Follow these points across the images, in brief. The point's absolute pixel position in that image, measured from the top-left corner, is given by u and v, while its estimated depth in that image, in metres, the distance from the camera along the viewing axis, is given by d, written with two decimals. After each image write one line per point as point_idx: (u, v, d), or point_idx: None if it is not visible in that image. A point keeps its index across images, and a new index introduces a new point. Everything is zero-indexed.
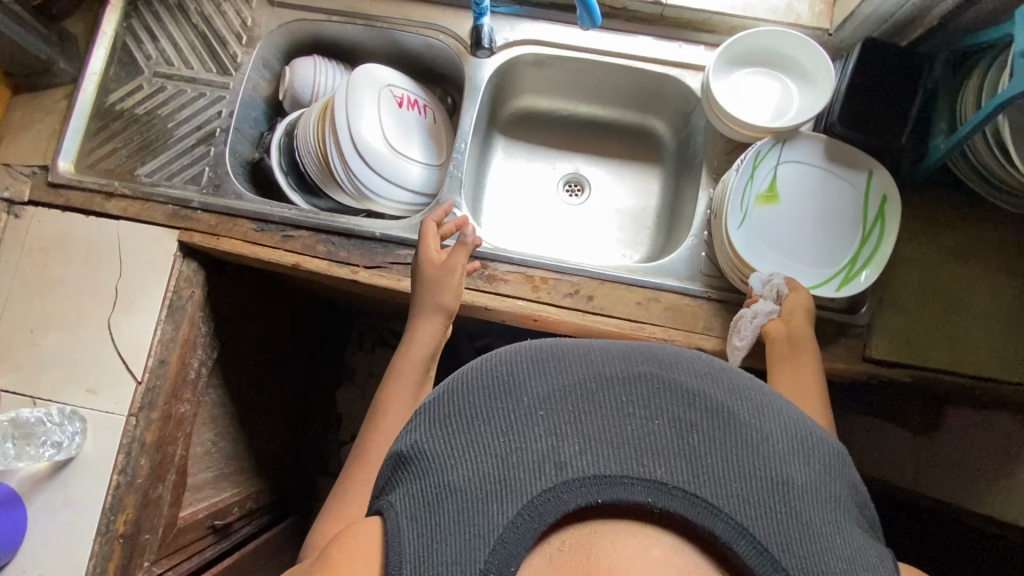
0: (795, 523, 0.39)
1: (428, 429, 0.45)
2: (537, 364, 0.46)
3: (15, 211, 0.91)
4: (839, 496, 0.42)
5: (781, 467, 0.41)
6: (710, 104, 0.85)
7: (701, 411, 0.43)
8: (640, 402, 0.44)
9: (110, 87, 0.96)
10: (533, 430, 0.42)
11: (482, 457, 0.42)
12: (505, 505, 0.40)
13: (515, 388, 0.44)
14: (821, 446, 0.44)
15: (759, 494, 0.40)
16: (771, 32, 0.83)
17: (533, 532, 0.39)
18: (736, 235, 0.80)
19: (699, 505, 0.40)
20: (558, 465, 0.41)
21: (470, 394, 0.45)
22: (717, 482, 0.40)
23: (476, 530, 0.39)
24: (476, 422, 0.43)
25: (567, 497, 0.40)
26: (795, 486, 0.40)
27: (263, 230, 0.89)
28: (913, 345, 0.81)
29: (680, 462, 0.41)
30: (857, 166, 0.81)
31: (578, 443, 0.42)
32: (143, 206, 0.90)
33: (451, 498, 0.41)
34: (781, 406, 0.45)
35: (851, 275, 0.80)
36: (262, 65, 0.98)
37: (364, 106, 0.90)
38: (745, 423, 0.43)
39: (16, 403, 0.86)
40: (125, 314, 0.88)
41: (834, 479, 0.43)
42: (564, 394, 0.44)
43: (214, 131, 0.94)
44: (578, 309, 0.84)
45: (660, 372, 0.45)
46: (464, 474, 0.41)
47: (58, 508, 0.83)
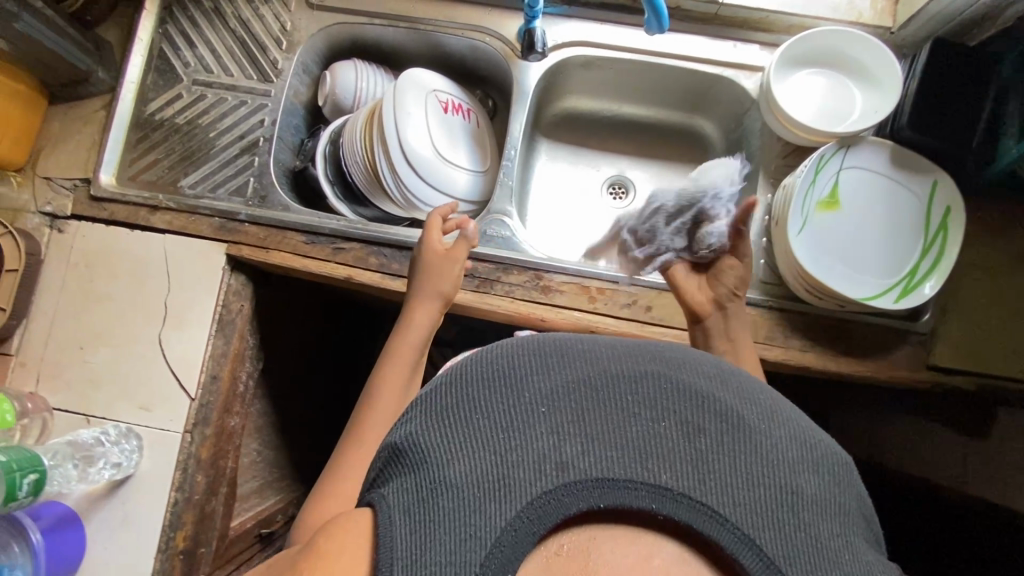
0: (808, 540, 0.36)
1: (420, 418, 0.41)
2: (537, 355, 0.42)
3: (58, 225, 0.89)
4: (849, 510, 0.39)
5: (793, 477, 0.38)
6: (770, 108, 0.83)
7: (711, 414, 0.39)
8: (647, 400, 0.40)
9: (149, 96, 0.93)
10: (533, 427, 0.38)
11: (479, 452, 0.37)
12: (502, 505, 0.35)
13: (515, 379, 0.40)
14: (831, 456, 0.41)
15: (773, 506, 0.36)
16: (835, 33, 0.81)
17: (532, 537, 0.35)
18: (797, 242, 0.78)
19: (706, 514, 0.36)
20: (559, 465, 0.36)
21: (466, 383, 0.41)
22: (729, 491, 0.36)
23: (470, 531, 0.34)
24: (471, 415, 0.39)
25: (569, 501, 0.35)
26: (807, 499, 0.37)
27: (313, 243, 0.87)
28: (977, 353, 0.80)
29: (689, 468, 0.37)
30: (921, 174, 0.78)
31: (581, 442, 0.37)
32: (189, 219, 0.89)
33: (441, 493, 0.36)
34: (791, 415, 0.42)
35: (911, 287, 0.77)
36: (302, 70, 0.96)
37: (411, 112, 0.88)
38: (757, 429, 0.39)
39: (70, 421, 0.85)
40: (176, 330, 0.86)
41: (844, 490, 0.40)
42: (567, 387, 0.40)
43: (257, 140, 0.92)
44: (637, 320, 0.83)
45: (668, 371, 0.41)
46: (456, 469, 0.36)
47: (118, 525, 0.82)
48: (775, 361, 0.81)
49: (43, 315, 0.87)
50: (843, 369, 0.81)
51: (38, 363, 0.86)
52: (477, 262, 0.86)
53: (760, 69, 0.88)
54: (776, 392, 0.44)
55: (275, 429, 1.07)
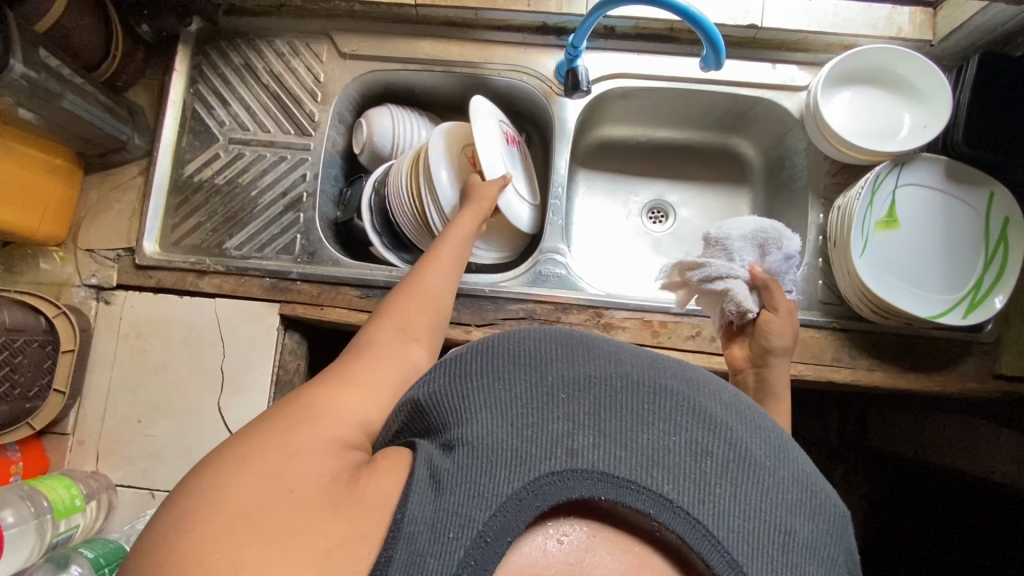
0: (785, 571, 0.38)
1: (448, 383, 0.45)
2: (566, 353, 0.46)
3: (104, 297, 0.88)
4: (837, 562, 0.40)
5: (787, 518, 0.39)
6: (820, 130, 0.83)
7: (721, 441, 0.41)
8: (663, 413, 0.42)
9: (185, 158, 0.92)
10: (552, 412, 0.41)
11: (500, 423, 0.41)
12: (512, 475, 0.38)
13: (544, 370, 0.44)
14: (830, 509, 0.42)
15: (760, 536, 0.38)
16: (878, 51, 0.82)
17: (534, 509, 0.37)
18: (860, 265, 0.78)
19: (698, 529, 0.37)
20: (569, 451, 0.39)
21: (500, 365, 0.45)
22: (720, 511, 0.38)
23: (480, 490, 0.37)
24: (499, 396, 0.42)
25: (572, 484, 0.38)
26: (797, 540, 0.39)
27: (368, 297, 0.86)
28: None
29: (689, 483, 0.39)
30: (976, 187, 0.79)
31: (593, 435, 0.40)
32: (238, 281, 0.87)
33: (462, 454, 0.39)
34: (797, 458, 0.44)
35: (978, 300, 0.77)
36: (338, 120, 0.95)
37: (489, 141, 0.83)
38: (761, 464, 0.41)
39: (134, 498, 0.83)
40: (235, 396, 0.85)
41: (836, 544, 0.41)
42: (589, 387, 0.43)
43: (300, 196, 0.91)
44: (702, 351, 0.83)
45: (688, 390, 0.44)
46: (480, 432, 0.40)
47: None
48: (844, 382, 0.81)
49: (98, 390, 0.86)
50: (913, 386, 0.81)
51: (96, 440, 0.85)
52: (535, 304, 0.85)
53: (802, 90, 0.88)
54: (795, 442, 0.46)
55: None
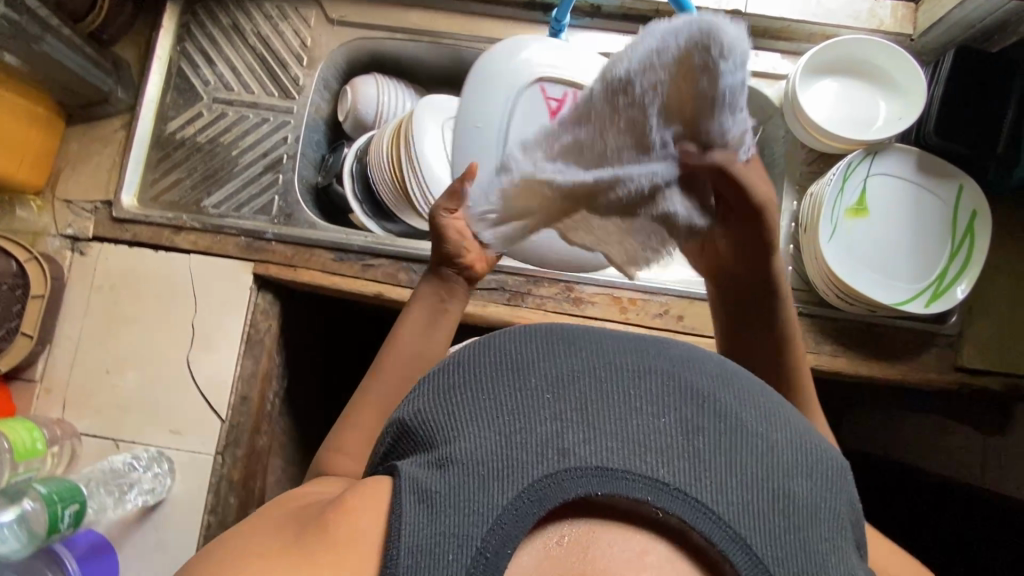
0: (790, 537, 0.37)
1: (432, 398, 0.44)
2: (547, 350, 0.45)
3: (79, 248, 0.88)
4: (837, 515, 0.40)
5: (784, 479, 0.39)
6: (796, 117, 0.84)
7: (709, 415, 0.41)
8: (648, 397, 0.42)
9: (168, 116, 0.93)
10: (538, 413, 0.40)
11: (486, 431, 0.40)
12: (506, 484, 0.37)
13: (526, 371, 0.43)
14: (825, 461, 0.42)
15: (761, 504, 0.38)
16: (855, 41, 0.83)
17: (532, 516, 0.36)
18: (828, 250, 0.78)
19: (699, 509, 0.37)
20: (561, 450, 0.38)
21: (481, 370, 0.44)
22: (720, 487, 0.38)
23: (477, 504, 0.37)
24: (484, 405, 0.41)
25: (569, 484, 0.37)
26: (796, 502, 0.39)
27: (342, 260, 0.87)
28: (1002, 353, 0.81)
29: (684, 463, 0.39)
30: (947, 179, 0.79)
31: (583, 431, 0.39)
32: (213, 239, 0.87)
33: (454, 470, 0.38)
34: (785, 417, 0.44)
35: (942, 290, 0.78)
36: (323, 86, 0.96)
37: (481, 125, 0.71)
38: (752, 431, 0.41)
39: (97, 447, 0.83)
40: (204, 351, 0.85)
41: (835, 496, 0.41)
42: (574, 384, 0.42)
43: (280, 158, 0.91)
44: (670, 329, 0.84)
45: (670, 370, 0.43)
46: (469, 446, 0.39)
47: (150, 550, 0.81)
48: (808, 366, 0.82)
49: (68, 338, 0.86)
50: (875, 373, 0.82)
51: (64, 388, 0.85)
52: (508, 275, 0.86)
53: (782, 78, 0.89)
54: (778, 398, 0.46)
55: (299, 446, 1.05)
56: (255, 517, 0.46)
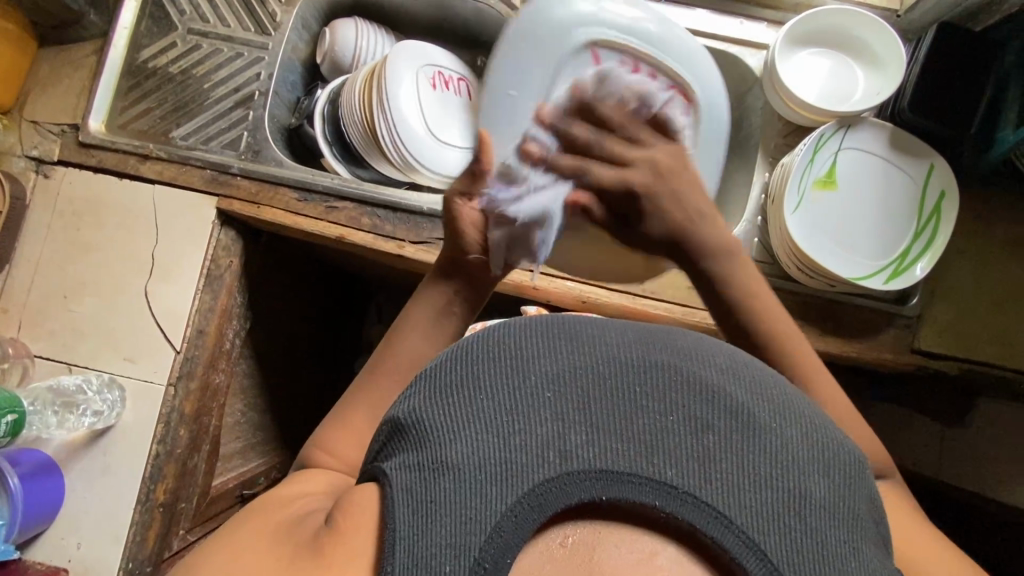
0: (806, 540, 0.35)
1: (425, 396, 0.41)
2: (549, 346, 0.42)
3: (43, 170, 0.87)
4: (857, 514, 0.38)
5: (798, 479, 0.37)
6: (773, 85, 0.83)
7: (719, 412, 0.39)
8: (654, 395, 0.39)
9: (142, 44, 0.91)
10: (538, 414, 0.38)
11: (484, 433, 0.37)
12: (505, 490, 0.35)
13: (526, 368, 0.40)
14: (842, 456, 0.40)
15: (773, 506, 0.36)
16: (838, 11, 0.82)
17: (534, 522, 0.34)
18: (792, 220, 0.78)
19: (708, 513, 0.35)
20: (563, 453, 0.36)
21: (480, 369, 0.41)
22: (733, 492, 0.36)
23: (475, 512, 0.35)
24: (481, 406, 0.39)
25: (571, 488, 0.35)
26: (812, 502, 0.36)
27: (305, 201, 0.86)
28: (961, 338, 0.81)
29: (692, 465, 0.36)
30: (918, 158, 0.79)
31: (586, 432, 0.37)
32: (179, 170, 0.87)
33: (447, 477, 0.36)
34: (800, 411, 0.41)
35: (902, 269, 0.78)
36: (301, 25, 0.94)
37: (516, 93, 0.68)
38: (765, 429, 0.38)
39: (50, 369, 0.83)
40: (163, 282, 0.85)
41: (855, 494, 0.39)
42: (577, 381, 0.40)
43: (252, 94, 0.90)
44: (630, 292, 0.84)
45: (679, 366, 0.41)
46: (465, 452, 0.37)
47: (95, 475, 0.81)
48: None
49: (27, 261, 0.86)
50: (831, 350, 0.81)
51: (21, 310, 0.85)
52: None
53: (764, 47, 0.88)
54: (789, 387, 0.44)
55: (261, 390, 1.05)
56: (244, 531, 0.44)
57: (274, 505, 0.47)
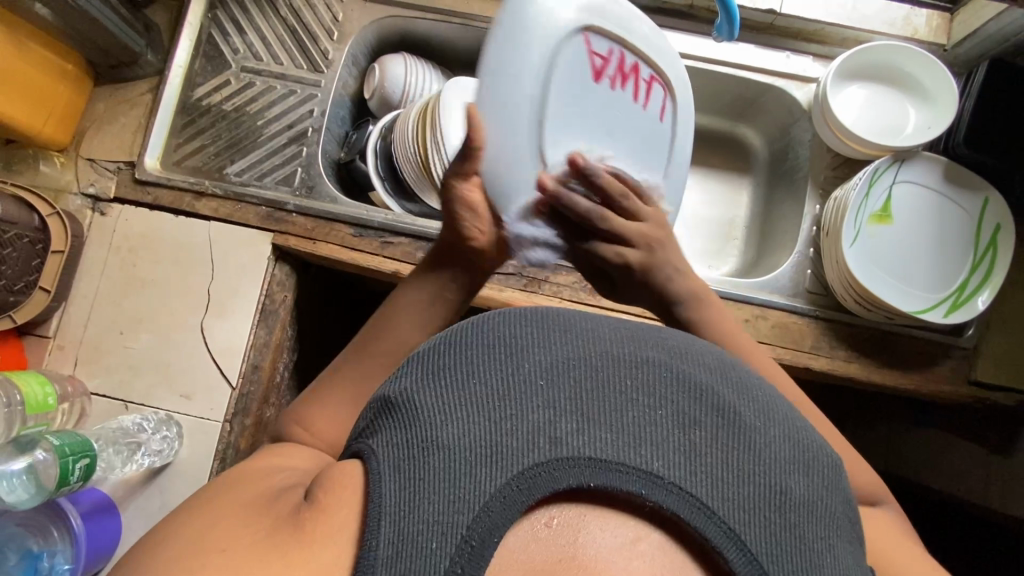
0: (785, 533, 0.37)
1: (417, 377, 0.42)
2: (542, 335, 0.43)
3: (100, 208, 0.88)
4: (835, 515, 0.40)
5: (781, 476, 0.39)
6: (825, 120, 0.83)
7: (707, 408, 0.40)
8: (646, 388, 0.41)
9: (196, 82, 0.93)
10: (530, 400, 0.39)
11: (474, 417, 0.38)
12: (493, 472, 0.36)
13: (519, 356, 0.41)
14: (823, 458, 0.42)
15: (756, 500, 0.37)
16: (891, 48, 0.82)
17: (521, 504, 0.36)
18: (849, 253, 0.78)
19: (692, 503, 0.37)
20: (553, 440, 0.37)
21: (472, 354, 0.42)
22: (716, 485, 0.37)
23: (461, 492, 0.35)
24: (472, 391, 0.40)
25: (559, 474, 0.36)
26: (792, 499, 0.38)
27: (361, 236, 0.86)
28: (1018, 369, 0.81)
29: (679, 457, 0.38)
30: (972, 192, 0.79)
31: (576, 421, 0.38)
32: (235, 207, 0.87)
33: (437, 456, 0.37)
34: (783, 411, 0.43)
35: (960, 301, 0.78)
36: (351, 62, 0.96)
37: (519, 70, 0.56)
38: (751, 426, 0.40)
39: (108, 407, 0.83)
40: (218, 318, 0.85)
41: (833, 494, 0.41)
42: (569, 370, 0.41)
43: (305, 130, 0.92)
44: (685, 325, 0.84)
45: (667, 361, 0.43)
46: (455, 433, 0.38)
47: (153, 513, 0.81)
48: (821, 370, 0.82)
49: (83, 297, 0.86)
50: (888, 381, 0.81)
51: (77, 346, 0.85)
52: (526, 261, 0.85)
53: (813, 81, 0.88)
54: (775, 391, 0.46)
55: None
56: (222, 502, 0.44)
57: (248, 482, 0.47)
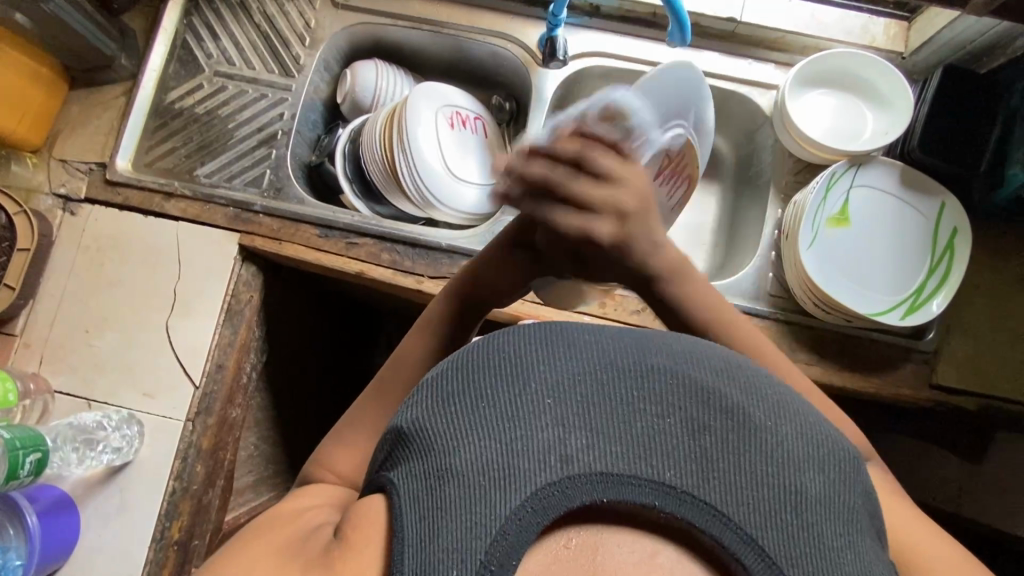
0: (803, 536, 0.37)
1: (426, 403, 0.42)
2: (547, 349, 0.43)
3: (70, 208, 0.89)
4: (854, 509, 0.39)
5: (794, 475, 0.39)
6: (784, 124, 0.84)
7: (715, 412, 0.40)
8: (652, 398, 0.41)
9: (170, 85, 0.95)
10: (538, 419, 0.39)
11: (485, 439, 0.39)
12: (507, 494, 0.37)
13: (525, 373, 0.42)
14: (837, 452, 0.41)
15: (769, 503, 0.38)
16: (846, 55, 0.84)
17: (537, 526, 0.36)
18: (807, 256, 0.79)
19: (705, 511, 0.37)
20: (564, 458, 0.38)
21: (478, 375, 0.42)
22: (730, 491, 0.38)
23: (477, 517, 0.36)
24: (482, 411, 0.40)
25: (572, 492, 0.37)
26: (808, 498, 0.38)
27: (326, 237, 0.87)
28: (979, 373, 0.81)
29: (690, 465, 0.38)
30: (929, 196, 0.80)
31: (586, 437, 0.39)
32: (203, 208, 0.88)
33: (452, 483, 0.37)
34: (795, 407, 0.43)
35: (918, 304, 0.79)
36: (323, 67, 0.98)
37: None
38: (760, 427, 0.40)
39: (70, 405, 0.83)
40: (183, 317, 0.86)
41: (850, 489, 0.40)
42: (574, 385, 0.41)
43: (275, 133, 0.93)
44: (646, 327, 0.84)
45: (674, 367, 0.43)
46: (467, 458, 0.38)
47: (112, 512, 0.81)
48: None
49: (50, 296, 0.87)
50: (850, 384, 0.81)
51: (43, 344, 0.85)
52: None
53: (774, 87, 0.90)
54: (785, 387, 0.45)
55: (275, 423, 1.04)
56: (252, 545, 0.45)
57: (280, 523, 0.48)
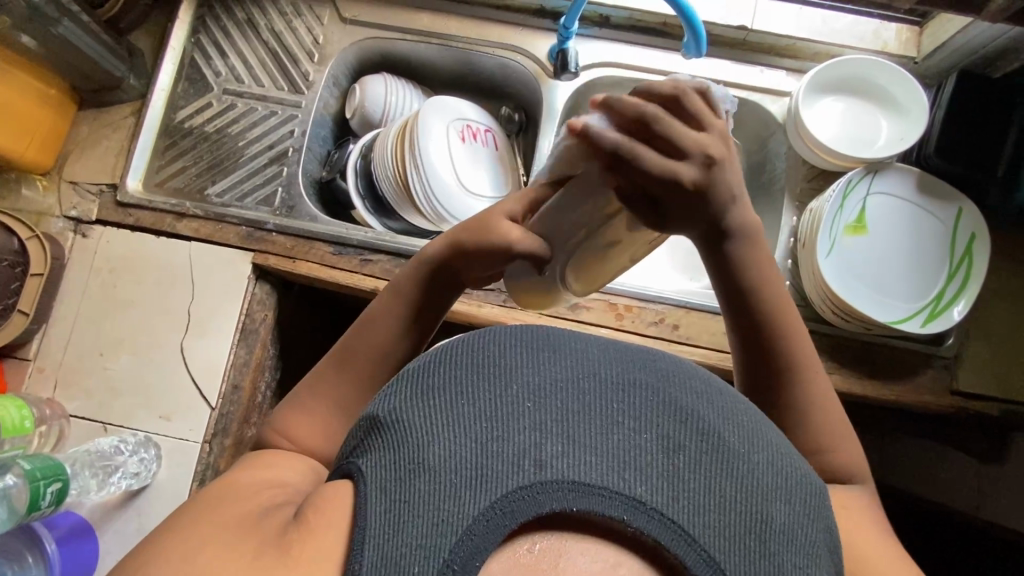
0: (764, 562, 0.37)
1: (407, 396, 0.42)
2: (532, 355, 0.43)
3: (81, 230, 0.88)
4: (816, 546, 0.39)
5: (763, 504, 0.39)
6: (797, 132, 0.84)
7: (692, 433, 0.40)
8: (631, 411, 0.41)
9: (179, 104, 0.95)
10: (516, 422, 0.39)
11: (461, 439, 0.38)
12: (477, 496, 0.36)
13: (507, 376, 0.41)
14: (806, 485, 0.41)
15: (736, 529, 0.37)
16: (860, 62, 0.84)
17: (504, 528, 0.35)
18: (825, 264, 0.78)
19: (672, 530, 0.36)
20: (537, 463, 0.37)
21: (460, 374, 0.42)
22: (699, 512, 0.37)
23: (443, 515, 0.36)
24: (461, 411, 0.40)
25: (542, 498, 0.36)
26: (774, 528, 0.38)
27: (340, 254, 0.87)
28: (999, 378, 0.80)
29: (662, 483, 0.38)
30: (946, 201, 0.80)
31: (561, 444, 0.38)
32: (214, 227, 0.88)
33: (423, 478, 0.37)
34: (770, 437, 0.43)
35: (937, 311, 0.78)
36: (332, 83, 0.97)
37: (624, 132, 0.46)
38: (735, 452, 0.40)
39: (86, 430, 0.83)
40: (198, 338, 0.85)
41: (815, 524, 0.40)
42: (555, 391, 0.41)
43: (286, 150, 0.93)
44: (663, 338, 0.84)
45: (656, 384, 0.43)
46: (441, 454, 0.38)
47: (129, 537, 0.80)
48: None
49: (63, 320, 0.86)
50: (870, 392, 0.80)
51: (56, 369, 0.85)
52: None
53: (786, 94, 0.89)
54: (763, 416, 0.45)
55: None
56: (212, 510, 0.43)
57: (238, 490, 0.46)
